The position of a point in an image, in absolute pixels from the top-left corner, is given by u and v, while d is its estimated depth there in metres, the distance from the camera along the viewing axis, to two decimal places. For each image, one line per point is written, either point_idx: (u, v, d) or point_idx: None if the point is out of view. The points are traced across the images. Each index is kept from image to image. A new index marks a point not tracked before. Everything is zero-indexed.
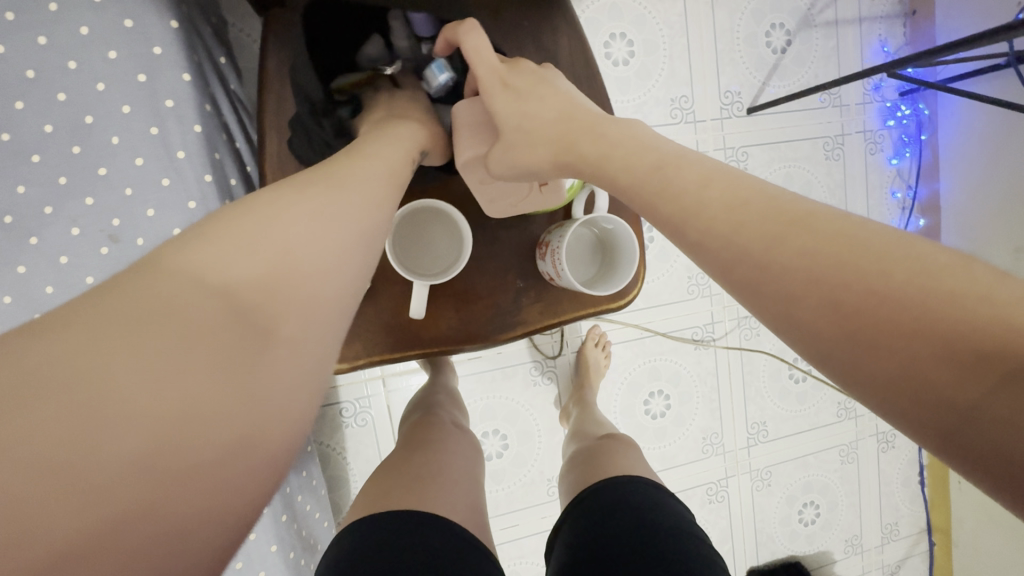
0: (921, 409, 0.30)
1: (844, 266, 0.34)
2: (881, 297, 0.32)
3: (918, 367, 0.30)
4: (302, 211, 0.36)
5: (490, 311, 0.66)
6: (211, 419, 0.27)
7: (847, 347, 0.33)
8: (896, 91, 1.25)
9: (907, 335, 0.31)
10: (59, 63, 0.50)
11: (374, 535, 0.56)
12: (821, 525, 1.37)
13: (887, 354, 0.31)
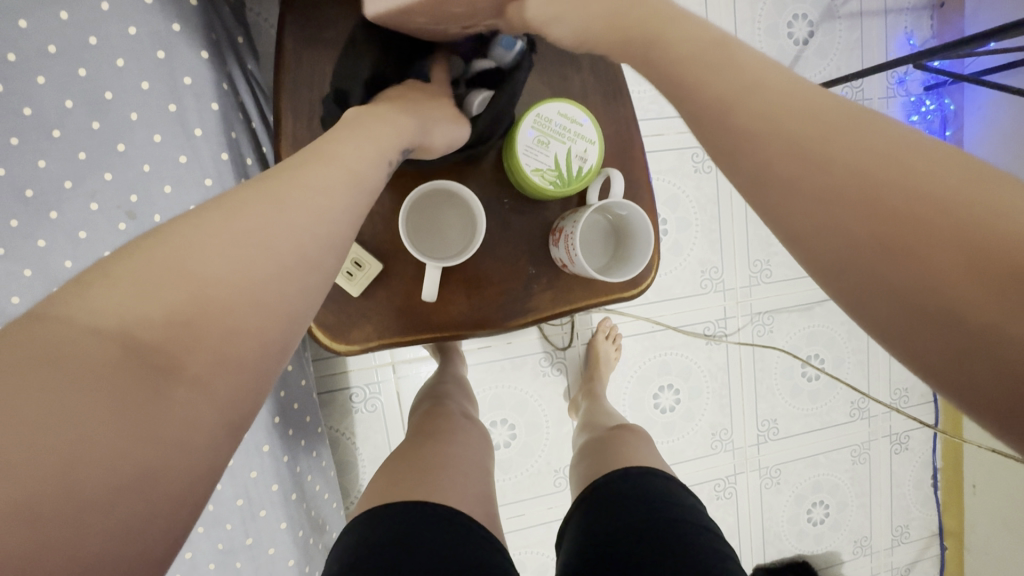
0: (937, 330, 0.30)
1: (910, 174, 0.32)
2: (935, 205, 0.31)
3: (946, 282, 0.29)
4: (231, 226, 0.33)
5: (501, 297, 0.65)
6: (103, 459, 0.25)
7: (876, 260, 0.32)
8: (921, 85, 1.22)
9: (945, 251, 0.30)
10: (80, 39, 0.50)
11: (382, 527, 0.56)
12: (830, 525, 1.35)
13: (918, 269, 0.30)
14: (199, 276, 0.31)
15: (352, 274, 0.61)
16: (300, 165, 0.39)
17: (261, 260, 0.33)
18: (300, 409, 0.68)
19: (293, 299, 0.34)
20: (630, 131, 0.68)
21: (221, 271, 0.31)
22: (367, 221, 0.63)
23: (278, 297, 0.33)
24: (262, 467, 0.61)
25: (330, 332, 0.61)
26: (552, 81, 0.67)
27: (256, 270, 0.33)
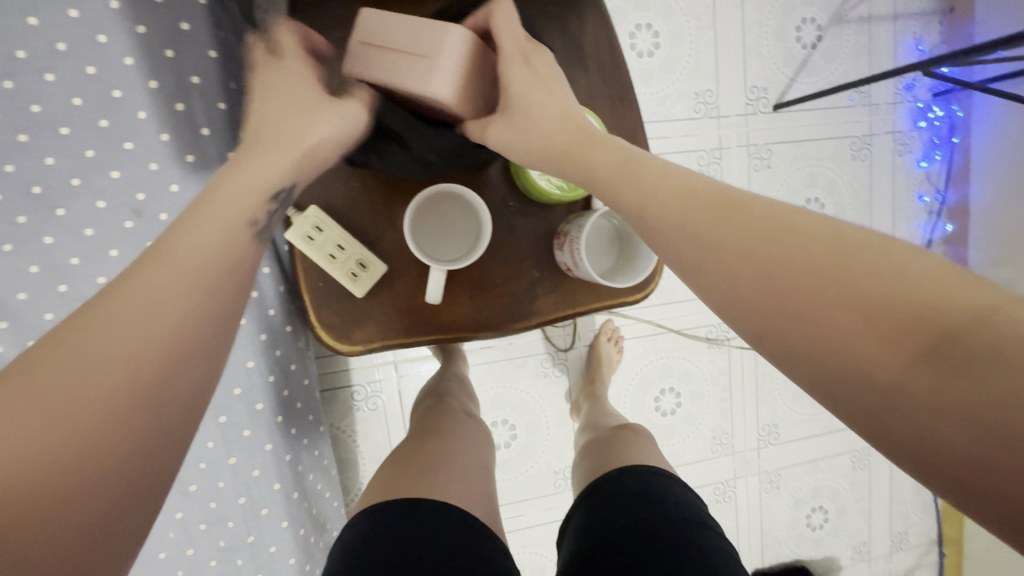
0: (873, 398, 0.31)
1: (806, 246, 0.35)
2: (816, 276, 0.33)
3: (849, 345, 0.32)
4: (157, 268, 0.36)
5: (505, 300, 0.66)
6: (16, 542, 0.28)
7: (787, 329, 0.34)
8: (929, 91, 1.22)
9: (849, 315, 0.32)
10: (89, 36, 0.50)
11: (384, 524, 0.56)
12: (829, 531, 1.35)
13: (824, 331, 0.33)
14: (129, 314, 0.34)
15: (357, 275, 0.61)
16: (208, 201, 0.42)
17: (185, 292, 0.36)
18: (303, 408, 0.67)
19: (199, 340, 0.36)
20: (637, 134, 0.68)
21: (149, 307, 0.34)
22: (372, 222, 0.63)
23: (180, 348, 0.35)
24: (265, 466, 0.62)
25: (333, 332, 0.62)
26: None
27: (181, 303, 0.36)
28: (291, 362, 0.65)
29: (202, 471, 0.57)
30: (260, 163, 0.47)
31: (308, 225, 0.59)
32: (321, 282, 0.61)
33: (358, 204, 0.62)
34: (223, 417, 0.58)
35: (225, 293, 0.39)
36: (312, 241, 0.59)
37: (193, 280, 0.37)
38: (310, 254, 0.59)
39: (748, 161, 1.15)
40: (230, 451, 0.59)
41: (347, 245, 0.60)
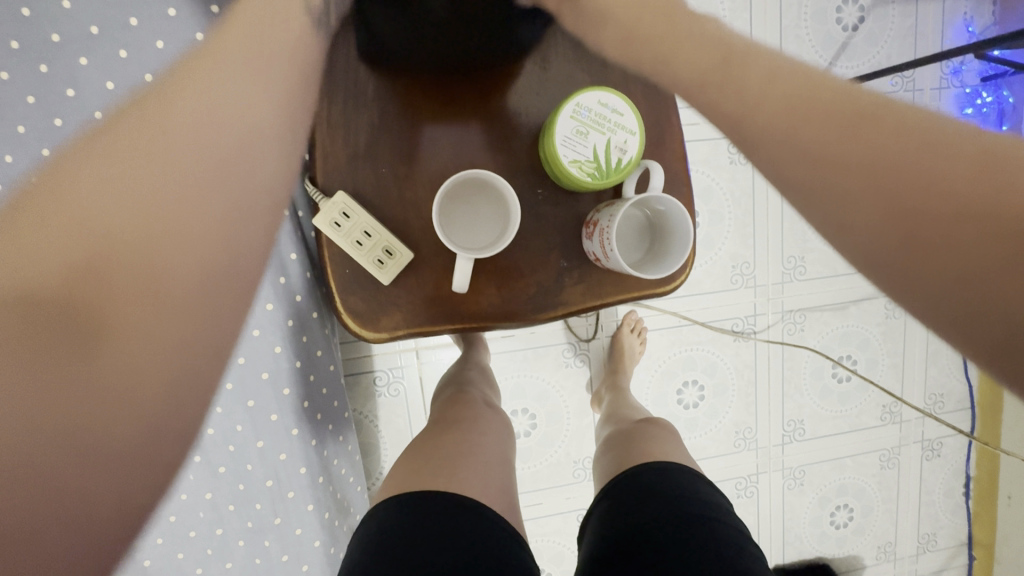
0: (914, 284, 0.33)
1: (861, 139, 0.35)
2: (929, 189, 0.32)
3: (960, 259, 0.31)
4: (153, 242, 0.32)
5: (531, 289, 0.64)
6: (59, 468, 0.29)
7: (891, 240, 0.33)
8: (978, 76, 1.14)
9: (919, 206, 0.32)
10: None
11: (406, 514, 0.56)
12: (854, 530, 1.33)
13: (935, 244, 0.32)
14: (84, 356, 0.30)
15: (383, 262, 0.61)
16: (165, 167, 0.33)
17: (216, 252, 0.34)
18: (328, 394, 0.68)
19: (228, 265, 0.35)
20: (670, 120, 0.66)
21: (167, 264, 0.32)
22: (399, 208, 0.62)
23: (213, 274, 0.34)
24: (291, 450, 0.63)
25: (360, 320, 0.62)
26: (592, 67, 0.64)
27: (195, 278, 0.33)
28: (317, 347, 0.66)
29: (231, 453, 0.59)
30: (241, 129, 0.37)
31: (335, 211, 0.59)
32: (348, 270, 0.61)
33: (384, 190, 0.61)
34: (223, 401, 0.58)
35: (250, 242, 0.36)
36: (340, 227, 0.59)
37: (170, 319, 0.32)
38: (337, 241, 0.59)
39: None
40: (258, 434, 0.60)
41: (374, 232, 0.60)
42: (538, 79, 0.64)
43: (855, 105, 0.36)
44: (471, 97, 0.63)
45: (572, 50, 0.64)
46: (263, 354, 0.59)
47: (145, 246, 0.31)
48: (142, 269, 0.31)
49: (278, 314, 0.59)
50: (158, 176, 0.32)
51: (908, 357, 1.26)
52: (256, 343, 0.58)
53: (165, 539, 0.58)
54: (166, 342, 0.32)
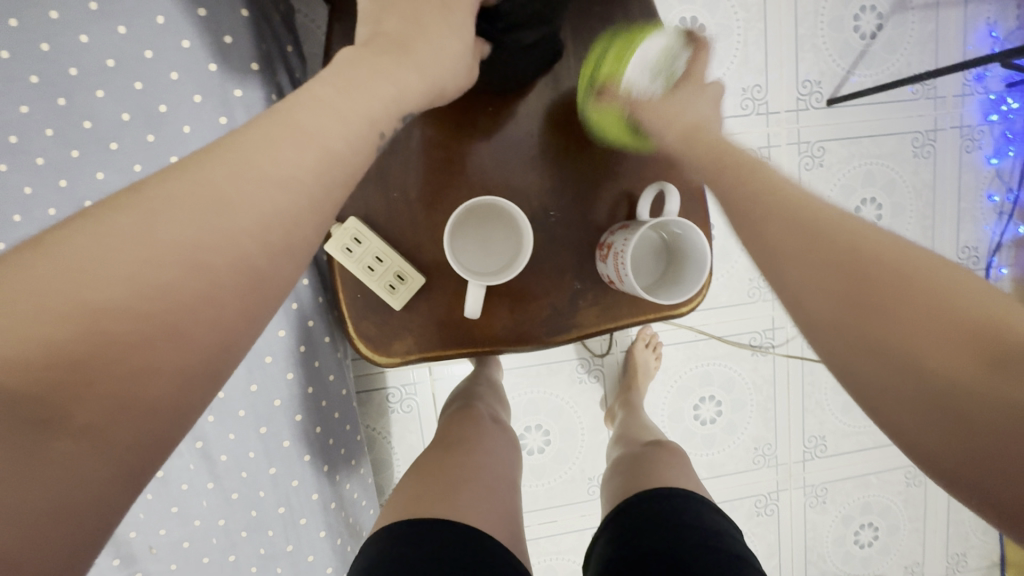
0: (884, 400, 0.33)
1: (821, 251, 0.38)
2: (906, 349, 0.33)
3: (916, 423, 0.32)
4: (158, 259, 0.29)
5: (544, 312, 0.63)
6: None
7: (865, 382, 0.34)
8: (1002, 82, 1.11)
9: (891, 360, 0.33)
10: (137, 52, 0.53)
11: (417, 544, 0.55)
12: (879, 549, 1.28)
13: (903, 403, 0.33)
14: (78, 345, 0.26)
15: (395, 287, 0.60)
16: (190, 168, 0.32)
17: (221, 270, 0.30)
18: (339, 418, 0.68)
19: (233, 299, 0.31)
20: None
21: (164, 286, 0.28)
22: (411, 232, 0.61)
23: (212, 296, 0.30)
24: (303, 476, 0.63)
25: (371, 344, 0.61)
26: (604, 87, 0.63)
27: (190, 296, 0.29)
28: (329, 372, 0.65)
29: (244, 479, 0.59)
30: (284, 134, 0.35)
31: (347, 236, 0.59)
32: (360, 294, 0.61)
33: (396, 214, 0.61)
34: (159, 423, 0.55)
35: (263, 267, 0.32)
36: (351, 253, 0.59)
37: (179, 322, 0.29)
38: (348, 266, 0.59)
39: (798, 159, 1.09)
40: (270, 461, 0.60)
41: (385, 256, 0.59)
42: (550, 100, 0.63)
43: (822, 219, 0.40)
44: (483, 119, 0.62)
45: (583, 69, 0.63)
46: (275, 380, 0.59)
47: (152, 269, 0.28)
48: (141, 286, 0.28)
49: (290, 339, 0.59)
50: (181, 200, 0.30)
51: None
52: (268, 369, 0.58)
53: (179, 563, 0.59)
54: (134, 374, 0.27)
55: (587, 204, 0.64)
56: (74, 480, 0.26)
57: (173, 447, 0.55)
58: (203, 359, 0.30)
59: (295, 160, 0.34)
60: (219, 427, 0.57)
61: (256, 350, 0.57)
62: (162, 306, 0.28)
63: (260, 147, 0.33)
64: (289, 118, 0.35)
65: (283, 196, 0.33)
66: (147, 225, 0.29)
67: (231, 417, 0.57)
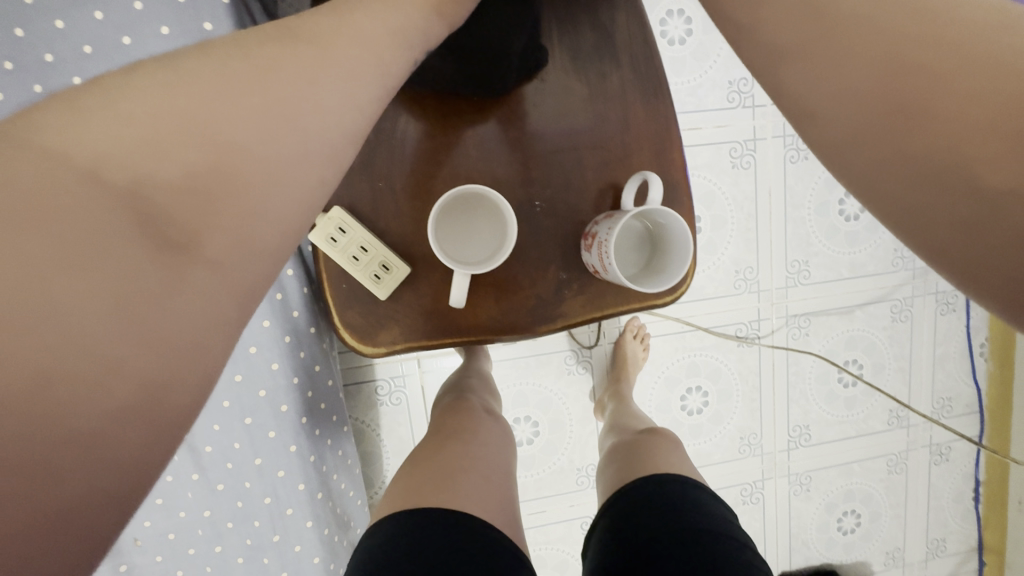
0: (903, 197, 0.34)
1: (896, 82, 0.34)
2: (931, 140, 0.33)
3: (928, 208, 0.33)
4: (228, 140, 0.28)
5: (530, 302, 0.64)
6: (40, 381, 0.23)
7: (885, 177, 0.35)
8: None
9: (912, 154, 0.33)
10: (114, 39, 0.52)
11: (418, 521, 0.57)
12: (861, 535, 1.31)
13: (932, 187, 0.33)
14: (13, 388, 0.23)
15: (379, 277, 0.60)
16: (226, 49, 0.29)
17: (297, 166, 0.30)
18: (326, 408, 0.68)
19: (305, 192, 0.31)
20: (670, 130, 0.65)
21: (229, 169, 0.28)
22: (395, 223, 0.61)
23: (288, 194, 0.30)
24: (290, 467, 0.63)
25: (357, 335, 0.61)
26: (590, 77, 0.63)
27: (271, 185, 0.29)
28: (315, 363, 0.65)
29: (230, 471, 0.59)
30: (239, 63, 0.29)
31: (331, 226, 0.58)
32: (344, 284, 0.61)
33: (381, 204, 0.61)
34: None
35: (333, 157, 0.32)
36: (335, 243, 0.59)
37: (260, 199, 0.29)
38: (333, 256, 0.59)
39: (784, 152, 1.10)
40: (256, 452, 0.60)
41: (370, 247, 0.59)
42: (535, 90, 0.63)
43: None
44: (468, 110, 0.62)
45: (569, 61, 0.63)
46: (260, 371, 0.59)
47: (226, 158, 0.28)
48: (216, 170, 0.27)
49: (274, 330, 0.59)
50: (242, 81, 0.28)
51: (915, 361, 1.25)
52: (252, 360, 0.58)
53: (165, 555, 0.58)
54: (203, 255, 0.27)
55: (573, 194, 0.64)
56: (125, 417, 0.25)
57: None
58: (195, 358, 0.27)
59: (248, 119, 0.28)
60: (202, 418, 0.56)
61: (240, 340, 0.57)
62: (242, 192, 0.28)
63: (324, 41, 0.32)
64: (339, 21, 0.33)
65: (313, 114, 0.30)
66: (206, 95, 0.27)
67: (214, 408, 0.57)
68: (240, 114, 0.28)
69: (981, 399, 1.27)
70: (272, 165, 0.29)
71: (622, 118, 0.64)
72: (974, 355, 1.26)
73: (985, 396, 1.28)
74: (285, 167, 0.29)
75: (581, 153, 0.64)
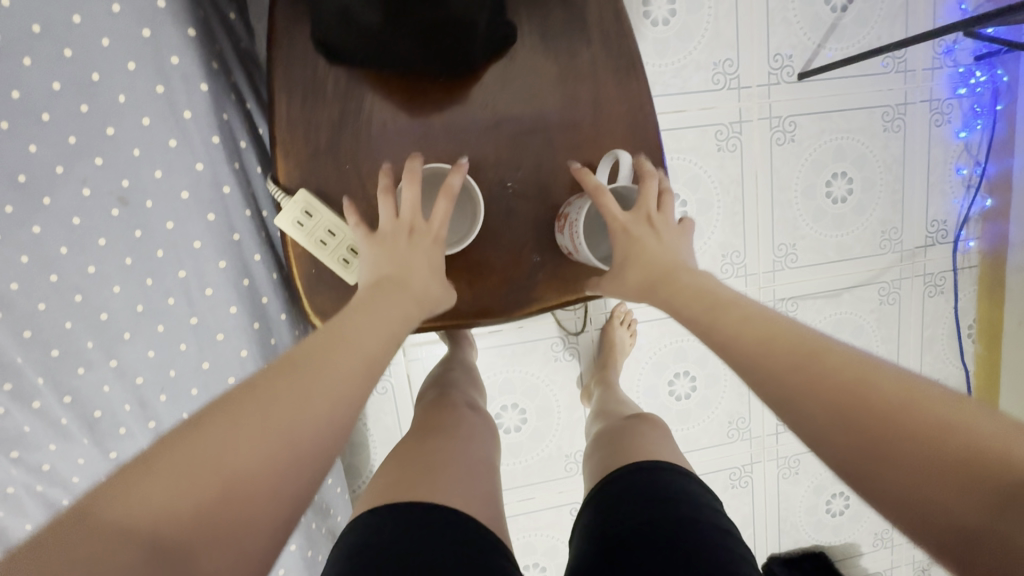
0: (887, 466, 0.37)
1: (838, 373, 0.41)
2: (881, 415, 0.38)
3: (905, 462, 0.36)
4: (326, 362, 0.43)
5: (504, 286, 0.63)
6: (171, 495, 0.33)
7: (859, 452, 0.38)
8: (971, 55, 1.12)
9: (877, 431, 0.37)
10: (63, 17, 0.47)
11: (395, 524, 0.56)
12: (850, 517, 1.32)
13: (911, 447, 0.36)
14: (161, 526, 0.32)
15: (349, 261, 0.59)
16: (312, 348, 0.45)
17: (356, 382, 0.43)
18: None
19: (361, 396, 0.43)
20: (644, 109, 0.64)
21: (327, 374, 0.42)
22: (364, 207, 0.60)
23: (352, 389, 0.43)
24: None
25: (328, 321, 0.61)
26: (561, 55, 0.62)
27: (344, 387, 0.42)
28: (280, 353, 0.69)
29: None
30: (348, 307, 0.50)
31: (297, 209, 0.57)
32: (313, 270, 0.60)
33: (349, 187, 0.60)
34: (38, 404, 0.51)
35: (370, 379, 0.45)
36: (302, 227, 0.58)
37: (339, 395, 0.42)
38: (300, 240, 0.58)
39: (769, 134, 1.09)
40: None
41: (338, 230, 0.58)
42: (504, 69, 0.62)
43: (796, 341, 0.45)
44: (436, 90, 0.61)
45: (539, 39, 0.62)
46: (225, 354, 0.66)
47: (322, 369, 0.42)
48: (319, 380, 0.41)
49: (241, 315, 0.66)
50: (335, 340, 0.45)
51: (903, 344, 1.24)
52: (219, 344, 0.65)
53: None
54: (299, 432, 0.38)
55: (546, 176, 0.63)
56: (208, 531, 0.33)
57: (125, 428, 0.59)
58: (286, 492, 0.37)
59: (331, 409, 0.41)
60: (170, 405, 0.62)
61: (206, 328, 0.63)
62: (328, 396, 0.41)
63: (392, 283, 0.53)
64: (381, 292, 0.51)
65: (372, 343, 0.47)
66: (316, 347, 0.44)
67: (182, 396, 0.63)
68: (336, 340, 0.45)
69: (969, 380, 1.28)
70: (349, 372, 0.43)
71: (595, 97, 0.63)
72: (962, 336, 1.26)
73: (973, 377, 1.28)
74: (352, 373, 0.43)
75: (553, 134, 0.63)
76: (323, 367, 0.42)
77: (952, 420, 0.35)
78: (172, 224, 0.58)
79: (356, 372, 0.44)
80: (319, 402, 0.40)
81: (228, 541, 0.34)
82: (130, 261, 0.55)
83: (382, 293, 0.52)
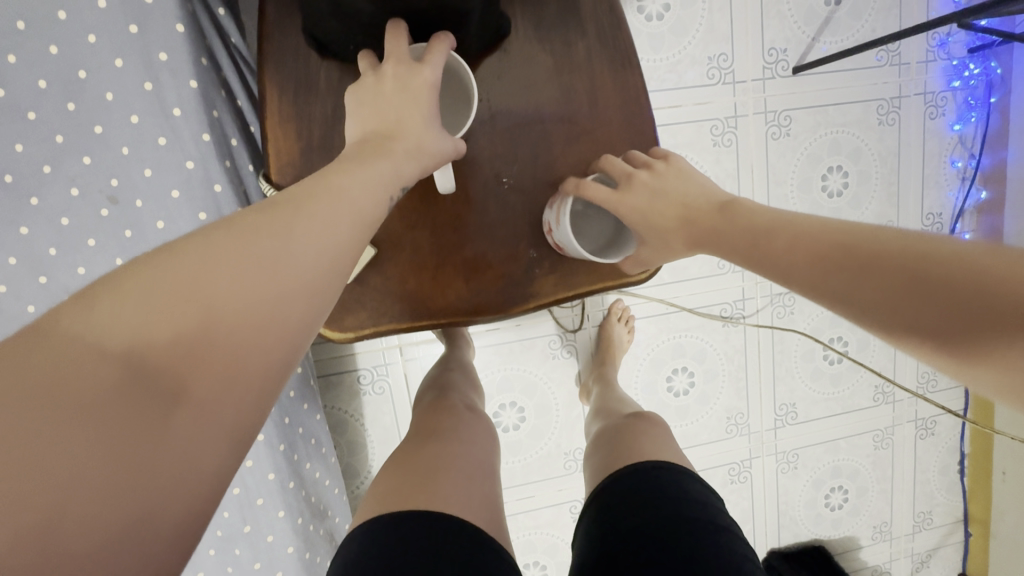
0: (891, 325, 0.42)
1: (839, 261, 0.46)
2: (880, 279, 0.43)
3: (907, 309, 0.41)
4: (278, 235, 0.35)
5: (501, 283, 0.63)
6: (70, 382, 0.26)
7: (871, 305, 0.43)
8: (965, 48, 1.12)
9: (883, 283, 0.42)
10: (49, 13, 0.48)
11: (395, 534, 0.55)
12: (849, 511, 1.32)
13: (914, 295, 0.40)
14: (133, 345, 0.28)
15: None
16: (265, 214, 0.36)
17: (311, 271, 0.35)
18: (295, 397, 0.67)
19: (316, 287, 0.35)
20: (638, 101, 0.63)
21: (278, 251, 0.34)
22: None
23: (309, 274, 0.35)
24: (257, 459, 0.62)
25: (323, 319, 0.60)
26: (555, 48, 0.61)
27: (297, 270, 0.34)
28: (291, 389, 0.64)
29: None
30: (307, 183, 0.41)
31: None
32: None
33: None
34: None
35: (332, 271, 0.37)
36: None
37: (290, 274, 0.34)
38: None
39: (766, 128, 1.09)
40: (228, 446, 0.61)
41: None
42: (499, 63, 0.61)
43: (807, 229, 0.50)
44: None
45: (532, 31, 0.61)
46: None
47: (272, 242, 0.34)
48: (267, 253, 0.34)
49: None
50: (292, 211, 0.37)
51: None
52: None
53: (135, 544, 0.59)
54: (233, 317, 0.31)
55: (541, 171, 0.63)
56: (107, 438, 0.26)
57: None
58: (278, 323, 0.33)
59: (322, 251, 0.36)
60: None
61: None
62: (276, 278, 0.33)
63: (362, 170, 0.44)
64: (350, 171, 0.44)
65: (337, 226, 0.39)
66: (268, 212, 0.36)
67: None
68: (295, 210, 0.37)
69: None
70: (305, 256, 0.35)
71: (590, 91, 0.62)
72: None
73: None
74: (308, 257, 0.35)
75: (548, 129, 0.62)
76: (272, 238, 0.34)
77: (945, 269, 0.39)
78: (162, 224, 0.56)
79: (316, 253, 0.36)
80: (309, 238, 0.36)
81: (210, 364, 0.29)
82: (120, 261, 0.55)
83: (353, 164, 0.45)
